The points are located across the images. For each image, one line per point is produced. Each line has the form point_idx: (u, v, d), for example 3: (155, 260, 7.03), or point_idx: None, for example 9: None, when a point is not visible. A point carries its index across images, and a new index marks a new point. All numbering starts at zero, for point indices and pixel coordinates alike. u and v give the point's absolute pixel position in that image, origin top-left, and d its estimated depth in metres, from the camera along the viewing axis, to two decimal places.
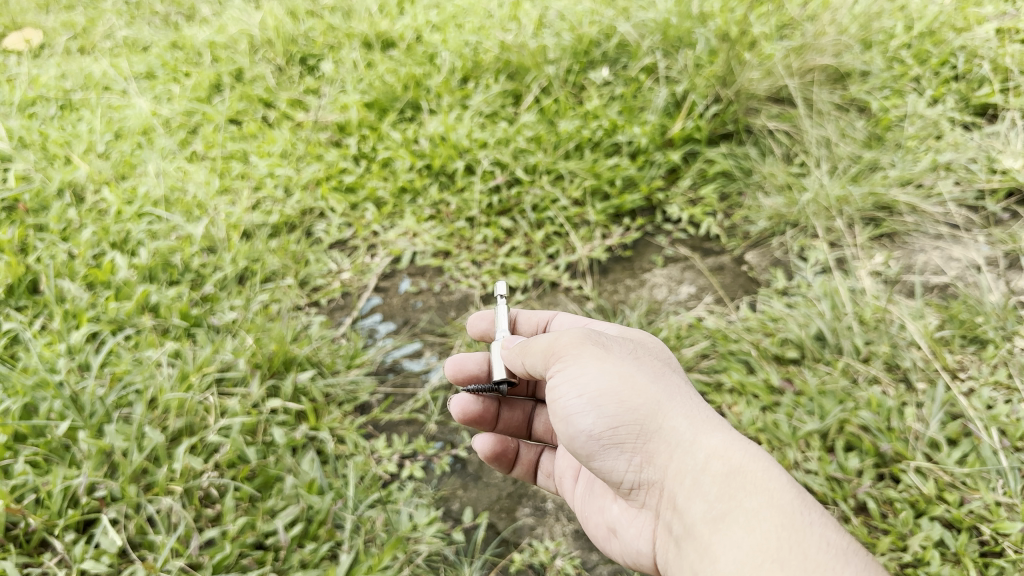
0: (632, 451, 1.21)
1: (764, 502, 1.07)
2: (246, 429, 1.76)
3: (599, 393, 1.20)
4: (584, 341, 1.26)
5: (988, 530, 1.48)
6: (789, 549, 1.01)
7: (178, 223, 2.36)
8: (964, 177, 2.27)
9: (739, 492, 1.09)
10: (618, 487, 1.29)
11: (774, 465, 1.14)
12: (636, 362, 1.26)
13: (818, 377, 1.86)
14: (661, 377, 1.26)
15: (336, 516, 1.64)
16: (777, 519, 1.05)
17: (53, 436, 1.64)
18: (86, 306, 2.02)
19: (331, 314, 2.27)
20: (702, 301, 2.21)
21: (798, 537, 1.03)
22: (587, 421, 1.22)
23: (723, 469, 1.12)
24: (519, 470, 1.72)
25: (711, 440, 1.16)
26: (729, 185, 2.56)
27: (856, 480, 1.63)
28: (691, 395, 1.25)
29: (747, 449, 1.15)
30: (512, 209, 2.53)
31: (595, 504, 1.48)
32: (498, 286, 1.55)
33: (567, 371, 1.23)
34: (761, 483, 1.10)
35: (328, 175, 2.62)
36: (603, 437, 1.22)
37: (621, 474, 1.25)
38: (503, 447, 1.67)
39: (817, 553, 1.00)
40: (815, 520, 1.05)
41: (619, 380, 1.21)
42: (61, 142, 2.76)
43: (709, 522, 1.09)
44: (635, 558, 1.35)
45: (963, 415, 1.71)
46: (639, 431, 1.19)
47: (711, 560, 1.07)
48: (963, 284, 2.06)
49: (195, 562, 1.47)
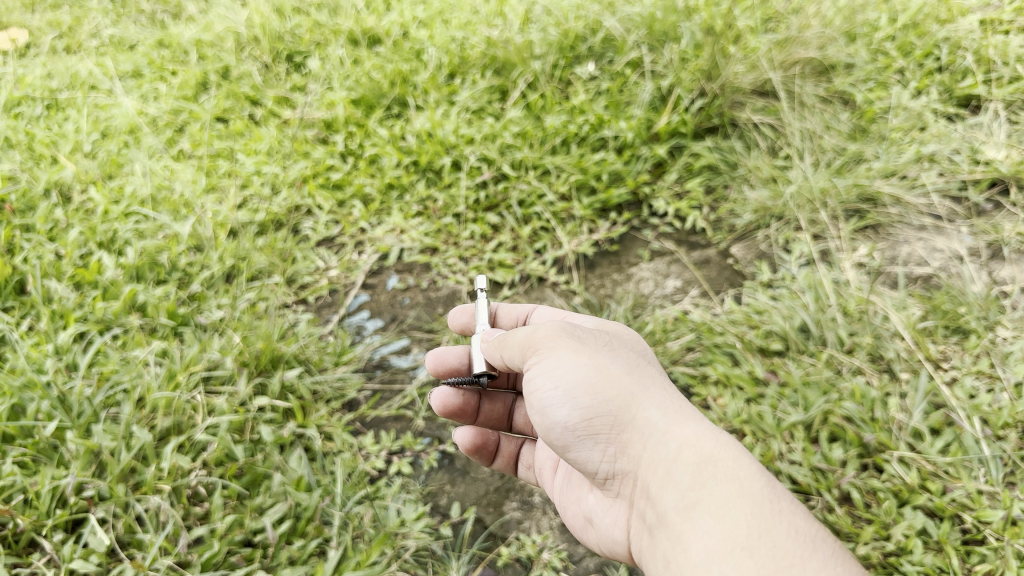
0: (606, 441, 1.22)
1: (734, 491, 1.09)
2: (234, 427, 1.76)
3: (575, 385, 1.21)
4: (560, 334, 1.27)
5: (970, 519, 1.49)
6: (758, 537, 1.03)
7: (164, 223, 2.36)
8: (947, 169, 2.29)
9: (710, 481, 1.11)
10: (593, 477, 1.31)
11: (744, 453, 1.16)
12: (609, 354, 1.27)
13: (802, 368, 1.87)
14: (634, 369, 1.27)
15: (324, 513, 1.65)
16: (747, 507, 1.07)
17: (41, 436, 1.64)
18: (73, 307, 2.03)
19: (319, 311, 2.28)
20: (688, 295, 2.22)
21: (767, 525, 1.05)
22: (563, 413, 1.22)
23: (694, 458, 1.14)
24: (499, 463, 1.73)
25: (684, 430, 1.17)
26: (715, 179, 2.58)
27: (840, 470, 1.64)
28: (664, 386, 1.27)
29: (719, 438, 1.17)
30: (499, 205, 2.53)
31: (572, 494, 1.49)
32: (478, 281, 1.56)
33: (544, 362, 1.24)
34: (731, 472, 1.12)
35: (315, 172, 2.63)
36: (578, 428, 1.23)
37: (596, 465, 1.27)
38: (483, 439, 1.68)
39: (785, 541, 1.03)
40: (784, 507, 1.08)
41: (594, 372, 1.22)
42: (47, 142, 2.76)
43: (681, 510, 1.11)
44: (611, 547, 1.37)
45: (946, 405, 1.72)
46: (613, 422, 1.20)
47: (682, 548, 1.09)
48: (946, 275, 2.07)
49: (183, 561, 1.48)
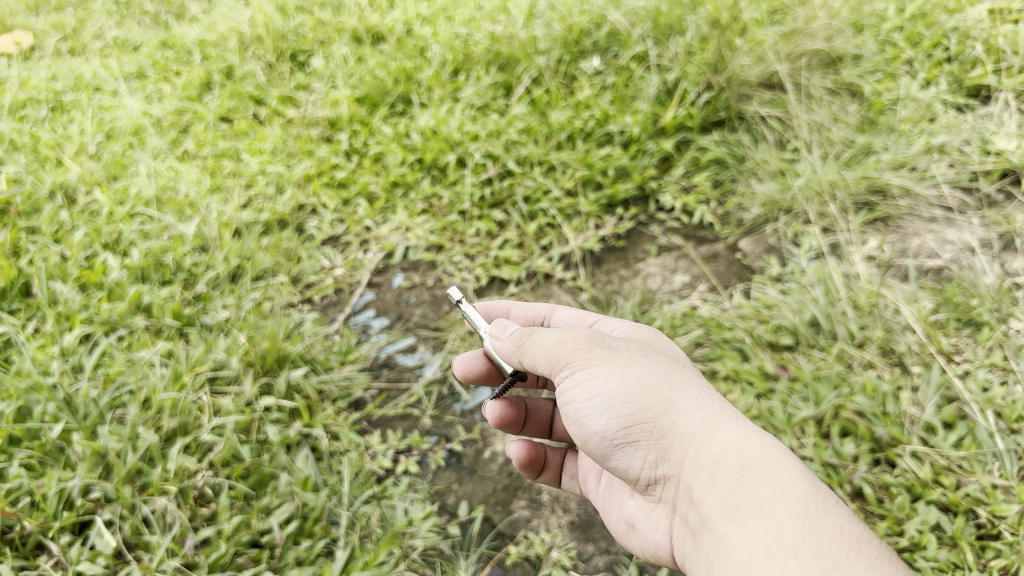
0: (646, 448, 1.21)
1: (779, 492, 1.08)
2: (239, 427, 1.75)
3: (611, 393, 1.19)
4: (591, 343, 1.24)
5: (984, 513, 1.47)
6: (803, 538, 1.02)
7: (169, 223, 2.36)
8: (957, 160, 2.27)
9: (754, 482, 1.10)
10: (634, 483, 1.29)
11: (788, 454, 1.14)
12: (645, 359, 1.25)
13: (813, 363, 1.85)
14: (671, 371, 1.25)
15: (331, 513, 1.64)
16: (791, 508, 1.06)
17: (47, 438, 1.63)
18: (78, 308, 2.02)
19: (324, 310, 2.26)
20: (696, 290, 2.20)
21: (811, 526, 1.03)
22: (602, 422, 1.21)
23: (737, 460, 1.12)
24: (545, 475, 1.68)
25: (725, 432, 1.16)
26: (722, 173, 2.56)
27: (852, 465, 1.62)
28: (703, 387, 1.25)
29: (762, 439, 1.15)
30: (504, 202, 2.52)
31: (614, 500, 1.48)
32: (452, 292, 1.52)
33: (577, 372, 1.22)
34: (775, 473, 1.10)
35: (319, 171, 2.62)
36: (618, 436, 1.21)
37: (637, 471, 1.25)
38: (535, 452, 1.62)
39: (830, 542, 1.01)
40: (829, 509, 1.06)
41: (630, 379, 1.20)
42: (52, 144, 2.75)
43: (725, 513, 1.10)
44: (654, 552, 1.36)
45: (959, 398, 1.70)
46: (652, 429, 1.19)
47: (726, 551, 1.08)
48: (958, 267, 2.04)
49: (190, 562, 1.47)
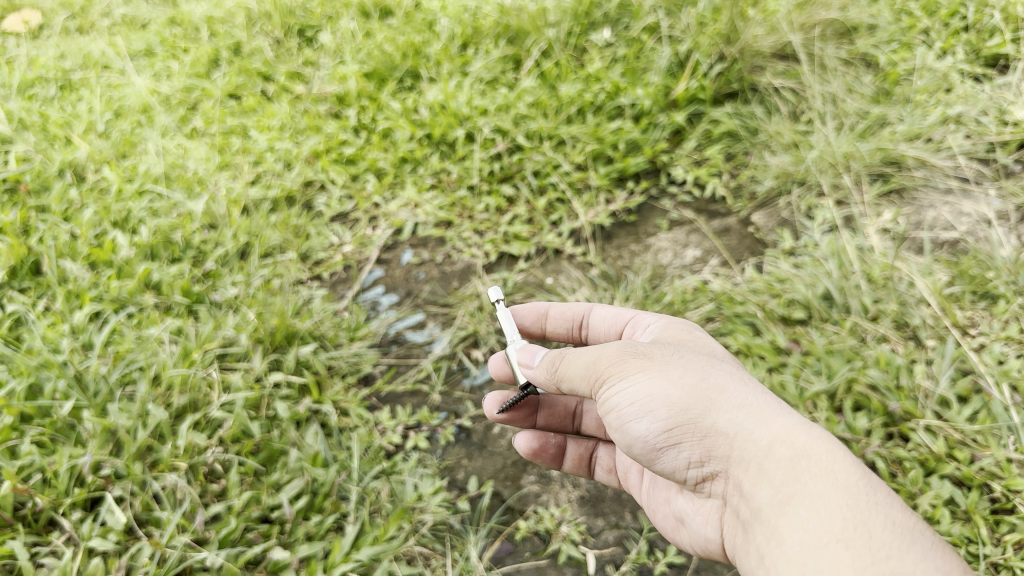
0: (690, 448, 1.19)
1: (830, 484, 1.07)
2: (249, 404, 1.75)
3: (649, 396, 1.16)
4: (625, 352, 1.20)
5: (999, 487, 1.46)
6: (854, 529, 1.01)
7: (178, 200, 2.36)
8: (974, 131, 2.24)
9: (805, 474, 1.08)
10: (682, 482, 1.27)
11: (837, 445, 1.12)
12: (683, 362, 1.22)
13: (825, 337, 1.82)
14: (712, 369, 1.22)
15: (341, 488, 1.64)
16: (841, 500, 1.04)
17: (58, 416, 1.64)
18: (88, 286, 2.02)
19: (333, 287, 2.25)
20: (707, 264, 2.17)
21: (863, 517, 1.02)
22: (642, 425, 1.18)
23: (788, 453, 1.11)
24: (569, 465, 1.65)
25: (771, 425, 1.14)
26: (735, 145, 2.52)
27: (864, 440, 1.60)
28: (746, 382, 1.22)
29: (811, 431, 1.14)
30: (514, 176, 2.49)
31: (660, 495, 1.45)
32: (491, 291, 1.45)
33: (613, 381, 1.18)
34: (826, 465, 1.09)
35: (328, 147, 2.60)
36: (661, 440, 1.19)
37: (684, 471, 1.23)
38: (541, 442, 1.62)
39: (882, 533, 1.00)
40: (881, 499, 1.04)
41: (669, 382, 1.17)
42: (61, 123, 2.75)
43: (776, 506, 1.08)
44: (705, 546, 1.33)
45: (974, 371, 1.68)
46: (694, 431, 1.16)
47: (778, 543, 1.07)
48: (974, 239, 2.01)
49: (201, 537, 1.48)
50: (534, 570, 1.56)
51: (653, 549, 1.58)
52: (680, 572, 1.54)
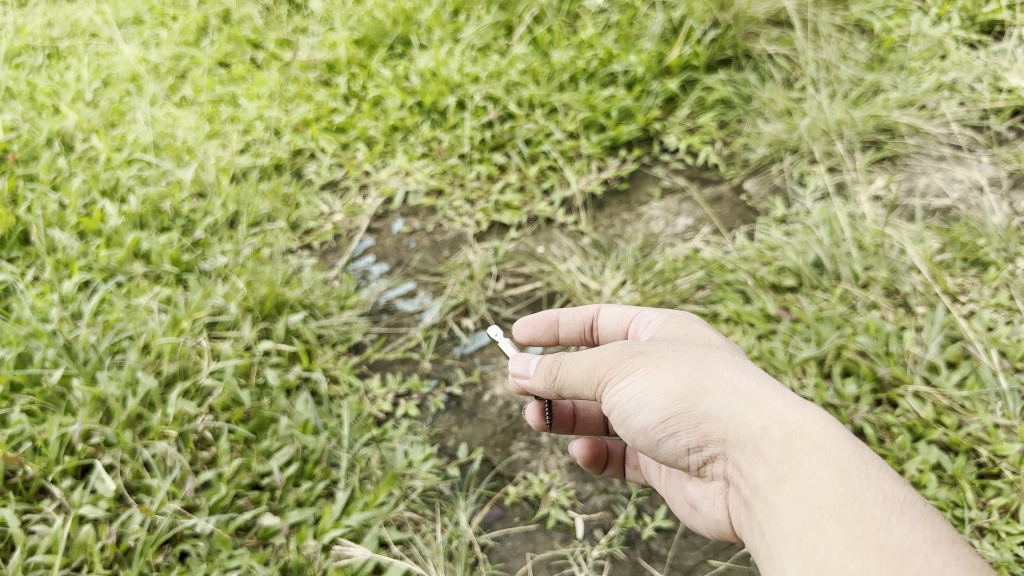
0: (687, 436, 1.10)
1: (824, 459, 0.97)
2: (239, 371, 1.75)
3: (646, 391, 1.09)
4: (624, 352, 1.13)
5: (985, 452, 1.47)
6: (846, 502, 0.92)
7: (167, 169, 2.35)
8: (968, 98, 2.23)
9: (799, 452, 0.99)
10: (686, 468, 1.18)
11: (832, 420, 1.02)
12: (679, 352, 1.13)
13: (815, 304, 1.82)
14: (708, 355, 1.13)
15: (331, 455, 1.64)
16: (833, 475, 0.95)
17: (48, 384, 1.64)
18: (77, 256, 2.01)
19: (323, 256, 2.23)
20: (699, 233, 2.16)
21: (854, 492, 0.93)
22: (641, 418, 1.11)
23: (782, 432, 1.01)
24: (611, 469, 1.57)
25: (765, 405, 1.04)
26: (728, 113, 2.50)
27: (853, 406, 1.60)
28: (743, 365, 1.12)
29: (806, 408, 1.04)
30: (505, 144, 2.47)
31: (676, 482, 1.40)
32: (491, 331, 1.44)
33: (614, 381, 1.12)
34: (820, 441, 0.99)
35: (317, 115, 2.58)
36: (660, 431, 1.11)
37: (685, 458, 1.14)
38: (597, 448, 1.53)
39: (874, 505, 0.91)
40: (873, 471, 0.95)
41: (665, 374, 1.09)
42: (48, 92, 2.72)
43: (772, 484, 0.99)
44: (718, 528, 1.26)
45: (963, 338, 1.68)
46: (690, 418, 1.07)
47: (775, 522, 0.97)
48: (966, 206, 2.00)
49: (191, 504, 1.48)
50: (523, 535, 1.58)
51: (642, 513, 1.59)
52: (668, 536, 1.54)
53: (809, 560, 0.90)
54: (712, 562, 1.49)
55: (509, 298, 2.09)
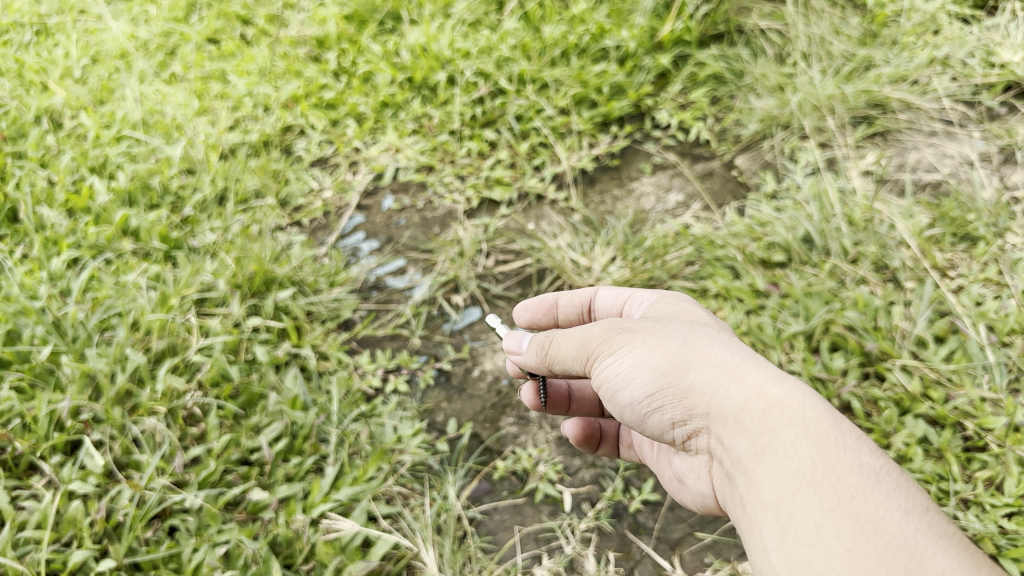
0: (673, 411, 1.10)
1: (802, 432, 0.97)
2: (228, 348, 1.75)
3: (633, 366, 1.09)
4: (612, 328, 1.14)
5: (971, 425, 1.47)
6: (822, 472, 0.92)
7: (156, 146, 2.33)
8: (960, 73, 2.22)
9: (778, 424, 0.98)
10: (673, 443, 1.18)
11: (812, 394, 1.02)
12: (666, 328, 1.13)
13: (804, 280, 1.82)
14: (694, 332, 1.13)
15: (320, 431, 1.64)
16: (811, 446, 0.95)
17: (37, 361, 1.64)
18: (65, 233, 2.00)
19: (313, 233, 2.22)
20: (689, 209, 2.16)
21: (830, 462, 0.93)
22: (628, 393, 1.11)
23: (763, 405, 1.01)
24: (604, 448, 1.57)
25: (747, 379, 1.04)
26: (720, 88, 2.49)
27: (840, 379, 1.61)
28: (728, 342, 1.12)
29: (787, 383, 1.04)
30: (496, 121, 2.46)
31: (665, 457, 1.39)
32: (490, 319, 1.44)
33: (603, 356, 1.12)
34: (799, 414, 0.99)
35: (307, 92, 2.57)
36: (646, 405, 1.11)
37: (671, 432, 1.14)
38: (591, 429, 1.52)
39: (849, 475, 0.91)
40: (850, 443, 0.95)
41: (652, 349, 1.09)
42: (37, 69, 2.70)
43: (753, 457, 0.98)
44: (703, 503, 1.26)
45: (951, 312, 1.68)
46: (675, 393, 1.07)
47: (755, 493, 0.97)
48: (956, 181, 2.00)
49: (180, 480, 1.49)
50: (511, 509, 1.58)
51: (629, 487, 1.59)
52: (655, 509, 1.55)
53: (785, 528, 0.90)
54: (698, 535, 1.50)
55: (499, 274, 2.08)
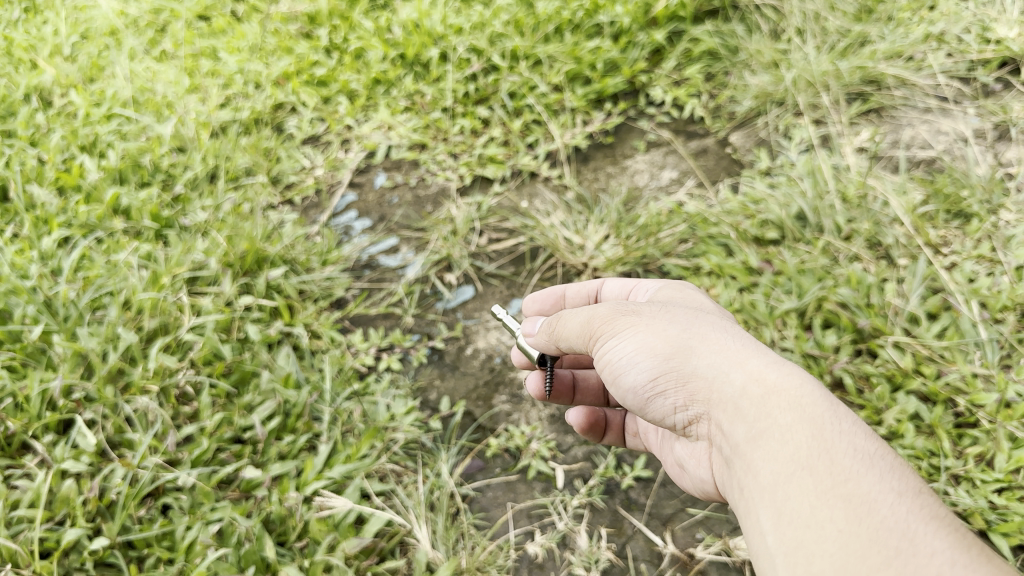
0: (674, 395, 1.09)
1: (799, 417, 0.95)
2: (220, 327, 1.75)
3: (636, 350, 1.09)
4: (617, 310, 1.14)
5: (963, 402, 1.47)
6: (817, 455, 0.90)
7: (147, 124, 2.32)
8: (956, 49, 2.21)
9: (775, 409, 0.97)
10: (674, 429, 1.17)
11: (810, 380, 1.01)
12: (669, 313, 1.12)
13: (797, 257, 1.82)
14: (697, 318, 1.12)
15: (313, 409, 1.64)
16: (807, 430, 0.93)
17: (28, 341, 1.63)
18: (56, 212, 1.99)
19: (305, 212, 2.21)
20: (683, 186, 2.15)
21: (826, 447, 0.91)
22: (631, 377, 1.11)
23: (761, 390, 1.00)
24: (609, 438, 1.55)
25: (746, 364, 1.03)
26: (715, 65, 2.48)
27: (832, 356, 1.61)
28: (730, 329, 1.11)
29: (785, 368, 1.02)
30: (489, 98, 2.45)
31: (666, 443, 1.40)
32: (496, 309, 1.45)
33: (606, 339, 1.12)
34: (796, 399, 0.97)
35: (298, 69, 2.56)
36: (648, 389, 1.11)
37: (673, 417, 1.13)
38: (595, 417, 1.51)
39: (844, 459, 0.89)
40: (846, 428, 0.94)
41: (654, 333, 1.08)
42: (26, 46, 2.68)
43: (750, 441, 0.97)
44: (703, 489, 1.26)
45: (944, 289, 1.68)
46: (677, 377, 1.06)
47: (752, 478, 0.95)
48: (950, 158, 1.99)
49: (173, 459, 1.49)
50: (504, 486, 1.59)
51: (621, 464, 1.60)
52: (647, 485, 1.56)
53: (781, 511, 0.89)
54: (690, 511, 1.51)
55: (492, 253, 2.08)
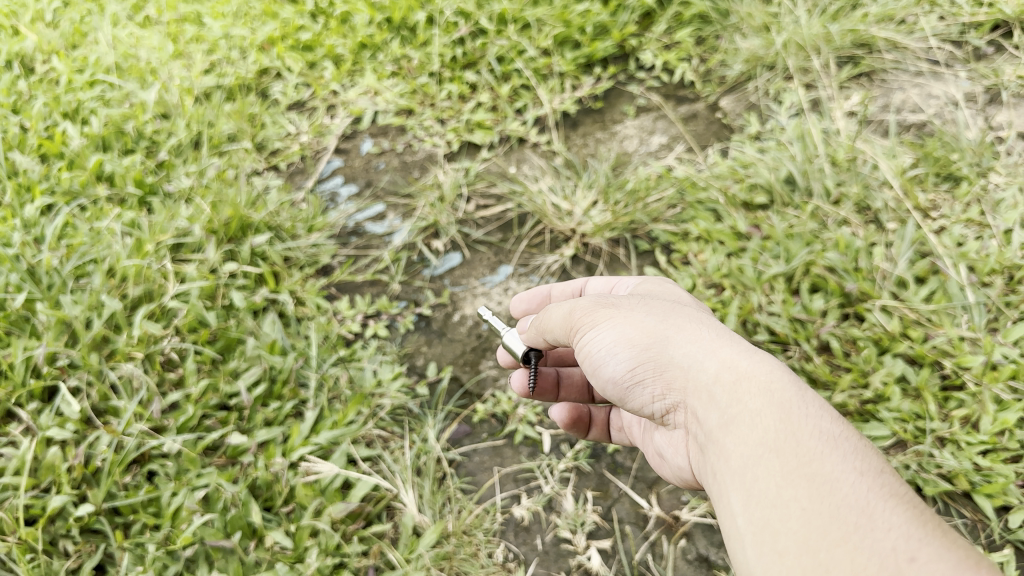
0: (652, 385, 1.08)
1: (768, 401, 0.94)
2: (204, 293, 1.73)
3: (615, 341, 1.08)
4: (597, 302, 1.13)
5: (949, 364, 1.47)
6: (785, 437, 0.89)
7: (130, 90, 2.28)
8: (948, 13, 2.20)
9: (746, 395, 0.95)
10: (654, 420, 1.16)
11: (781, 366, 0.99)
12: (647, 305, 1.11)
13: (786, 221, 1.81)
14: (675, 309, 1.11)
15: (299, 375, 1.63)
16: (776, 414, 0.92)
17: (11, 308, 1.62)
18: (39, 179, 1.96)
19: (290, 177, 2.18)
20: (672, 151, 2.13)
21: (793, 430, 0.90)
22: (610, 368, 1.10)
23: (733, 377, 0.98)
24: (594, 433, 1.51)
25: (720, 352, 1.01)
26: (705, 28, 2.45)
27: (819, 320, 1.61)
28: (707, 320, 1.09)
29: (757, 356, 1.01)
30: (477, 62, 2.42)
31: (647, 435, 1.36)
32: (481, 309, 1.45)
33: (585, 330, 1.12)
34: (767, 385, 0.96)
35: (284, 34, 2.53)
36: (627, 380, 1.10)
37: (652, 408, 1.12)
38: (579, 413, 1.46)
39: (811, 440, 0.88)
40: (814, 411, 0.92)
41: (631, 324, 1.07)
42: (7, 13, 2.63)
43: (722, 428, 0.95)
44: (682, 477, 1.24)
45: (932, 253, 1.68)
46: (654, 366, 1.05)
47: (723, 462, 0.94)
48: (941, 121, 1.97)
49: (158, 426, 1.48)
50: (491, 450, 1.59)
51: None
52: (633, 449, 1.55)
53: (749, 493, 0.87)
54: None
55: (480, 219, 2.06)
